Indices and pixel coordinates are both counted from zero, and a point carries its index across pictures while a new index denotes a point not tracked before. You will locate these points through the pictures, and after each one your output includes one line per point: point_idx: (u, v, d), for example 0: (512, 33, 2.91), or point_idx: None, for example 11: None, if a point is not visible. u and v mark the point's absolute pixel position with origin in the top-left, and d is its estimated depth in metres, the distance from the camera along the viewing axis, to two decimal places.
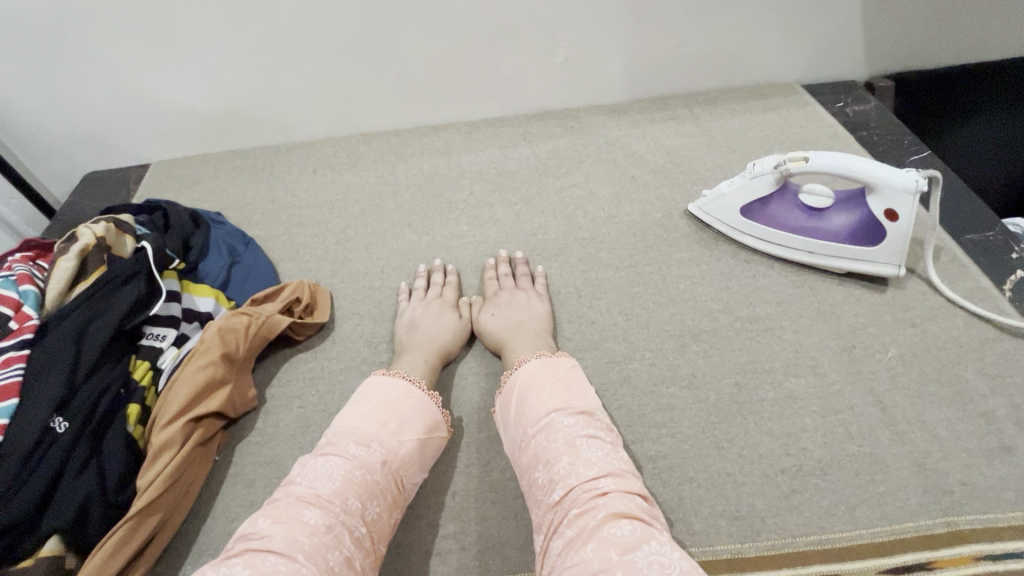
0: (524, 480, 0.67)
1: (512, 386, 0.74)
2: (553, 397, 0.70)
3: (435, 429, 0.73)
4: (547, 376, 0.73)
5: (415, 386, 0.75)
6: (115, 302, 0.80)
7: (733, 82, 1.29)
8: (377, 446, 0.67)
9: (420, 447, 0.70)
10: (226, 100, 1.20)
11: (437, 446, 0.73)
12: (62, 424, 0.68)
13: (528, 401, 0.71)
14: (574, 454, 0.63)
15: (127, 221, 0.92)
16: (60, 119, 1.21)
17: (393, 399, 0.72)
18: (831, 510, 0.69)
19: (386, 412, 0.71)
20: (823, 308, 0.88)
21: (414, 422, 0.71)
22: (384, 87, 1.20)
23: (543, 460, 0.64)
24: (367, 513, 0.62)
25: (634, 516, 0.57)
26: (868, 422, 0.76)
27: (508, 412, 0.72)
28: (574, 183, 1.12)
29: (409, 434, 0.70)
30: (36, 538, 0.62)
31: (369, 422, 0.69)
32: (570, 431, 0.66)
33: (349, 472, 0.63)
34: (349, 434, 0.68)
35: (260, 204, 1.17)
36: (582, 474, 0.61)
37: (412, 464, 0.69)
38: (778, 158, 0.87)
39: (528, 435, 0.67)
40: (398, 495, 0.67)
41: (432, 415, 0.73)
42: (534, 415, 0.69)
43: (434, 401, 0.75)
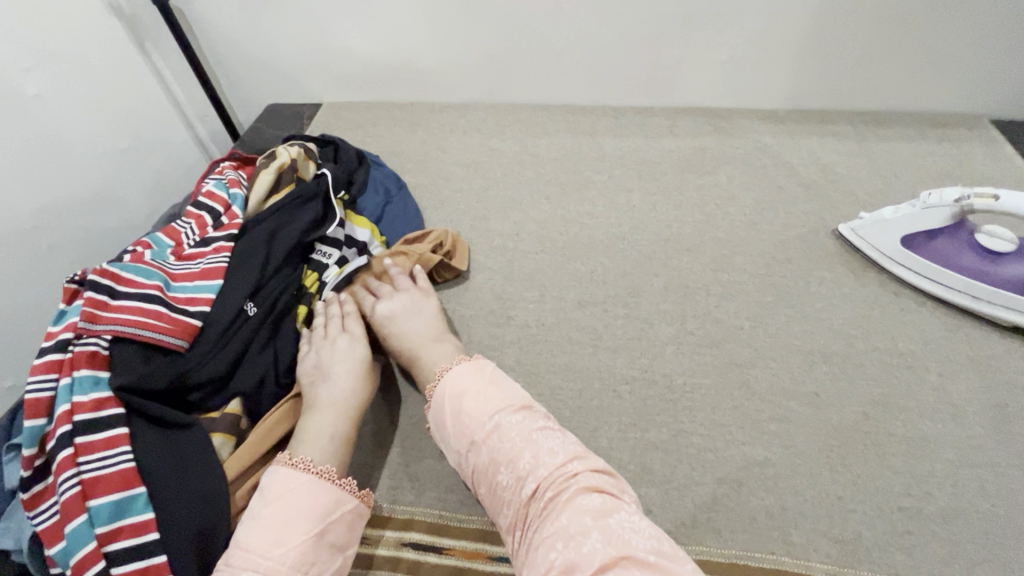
0: (485, 486, 0.65)
1: (446, 397, 0.71)
2: (491, 399, 0.68)
3: (333, 509, 0.67)
4: (477, 381, 0.70)
5: (297, 470, 0.68)
6: (299, 217, 0.92)
7: (910, 105, 1.20)
8: (253, 570, 0.61)
9: (315, 539, 0.64)
10: (399, 54, 1.31)
11: (347, 522, 0.68)
12: (252, 308, 0.81)
13: (472, 408, 0.68)
14: (533, 447, 0.64)
15: (313, 150, 1.05)
16: (259, 50, 1.37)
17: (278, 488, 0.66)
18: (949, 561, 0.66)
19: (269, 514, 0.64)
20: (977, 358, 0.82)
21: (300, 520, 0.64)
22: (543, 61, 1.25)
23: (502, 459, 0.64)
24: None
25: (604, 490, 0.60)
26: (1010, 484, 0.71)
27: (448, 422, 0.69)
28: (716, 183, 1.11)
29: (291, 539, 0.63)
30: (224, 397, 0.76)
31: (248, 544, 0.62)
32: (522, 427, 0.66)
33: None
34: (224, 568, 0.62)
35: (411, 154, 1.26)
36: (550, 466, 0.62)
37: (308, 564, 0.62)
38: (960, 191, 0.82)
39: (482, 441, 0.66)
40: None
41: (326, 496, 0.67)
42: (480, 420, 0.67)
43: (325, 479, 0.68)
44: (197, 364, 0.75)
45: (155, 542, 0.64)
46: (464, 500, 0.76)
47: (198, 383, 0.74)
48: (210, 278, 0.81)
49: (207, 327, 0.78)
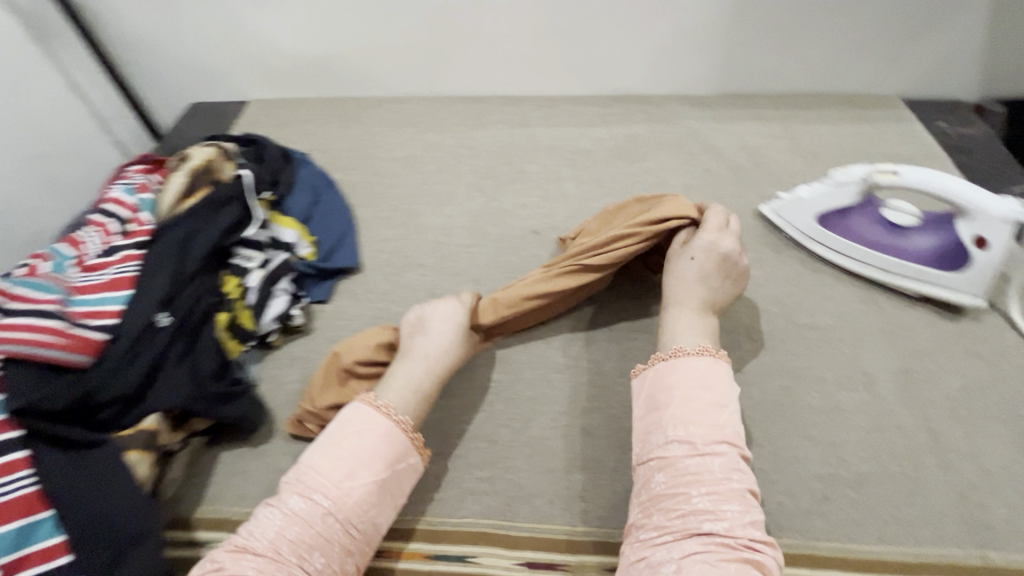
0: (662, 476, 0.62)
1: (683, 385, 0.67)
2: (725, 427, 0.64)
3: (399, 461, 0.69)
4: (721, 395, 0.66)
5: (381, 414, 0.70)
6: (215, 221, 0.88)
7: (829, 87, 1.24)
8: (324, 495, 0.64)
9: (379, 487, 0.67)
10: (327, 48, 1.27)
11: (406, 477, 0.70)
12: (165, 319, 0.77)
13: (703, 416, 0.64)
14: (744, 501, 0.60)
15: (231, 150, 1.01)
16: (176, 45, 1.30)
17: (362, 427, 0.69)
18: (861, 523, 0.69)
19: (348, 446, 0.67)
20: (888, 328, 0.86)
21: (370, 463, 0.67)
22: (474, 52, 1.24)
23: (706, 482, 0.60)
24: (310, 563, 0.61)
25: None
26: (915, 445, 0.75)
27: (674, 404, 0.66)
28: (647, 170, 1.12)
29: (363, 476, 0.66)
30: (138, 414, 0.72)
31: (323, 466, 0.66)
32: (743, 479, 0.61)
33: (285, 528, 0.62)
34: (296, 484, 0.65)
35: (344, 150, 1.23)
36: (748, 528, 0.58)
37: (371, 505, 0.66)
38: (866, 168, 0.86)
39: (698, 452, 0.62)
40: (355, 542, 0.65)
41: (396, 446, 0.69)
42: (710, 436, 0.63)
43: (401, 429, 0.70)
44: (105, 380, 0.71)
45: (65, 565, 0.62)
46: None
47: (106, 399, 0.70)
48: (118, 288, 0.77)
49: (115, 342, 0.74)
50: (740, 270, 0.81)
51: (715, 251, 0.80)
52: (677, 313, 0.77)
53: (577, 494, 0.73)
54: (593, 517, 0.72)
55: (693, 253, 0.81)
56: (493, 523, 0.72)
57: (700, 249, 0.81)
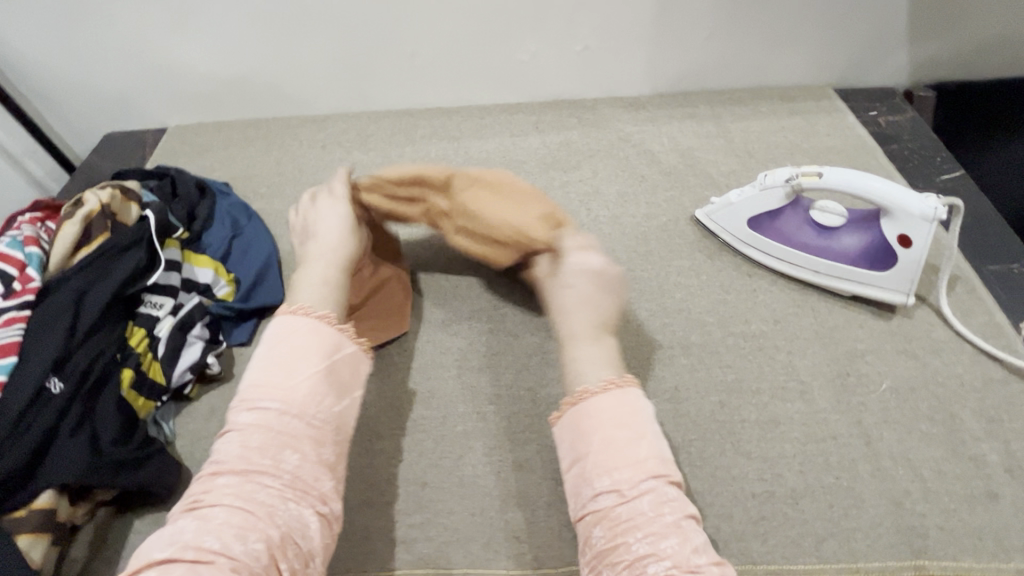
0: (600, 530, 0.61)
1: (599, 429, 0.65)
2: (647, 458, 0.63)
3: (337, 350, 0.69)
4: (637, 428, 0.65)
5: (298, 316, 0.70)
6: (114, 269, 0.81)
7: (761, 81, 1.23)
8: (270, 401, 0.63)
9: (324, 377, 0.66)
10: (242, 69, 1.21)
11: (352, 363, 0.70)
12: (57, 384, 0.71)
13: (623, 458, 0.63)
14: (681, 531, 0.59)
15: (134, 189, 0.94)
16: (78, 73, 1.22)
17: (291, 336, 0.68)
18: (798, 541, 0.68)
19: (279, 355, 0.66)
20: (822, 331, 0.85)
21: (307, 356, 0.66)
22: (397, 66, 1.20)
23: (641, 525, 0.59)
24: (284, 464, 0.60)
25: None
26: (850, 453, 0.74)
27: (593, 453, 0.64)
28: (580, 179, 1.10)
29: (306, 373, 0.65)
30: (26, 494, 0.64)
31: (266, 378, 0.64)
32: (674, 507, 0.60)
33: (247, 438, 0.61)
34: (241, 403, 0.64)
35: (267, 176, 1.17)
36: (691, 556, 0.57)
37: (325, 395, 0.65)
38: (790, 170, 0.84)
39: (627, 498, 0.60)
40: (322, 432, 0.64)
41: (327, 337, 0.69)
42: (633, 477, 0.61)
43: (326, 322, 0.70)
44: None
45: None
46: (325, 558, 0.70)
47: None
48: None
49: None
50: (613, 280, 0.78)
51: (593, 270, 0.78)
52: (575, 346, 0.74)
53: (512, 534, 0.71)
54: (529, 558, 0.69)
55: (567, 278, 0.79)
56: (427, 574, 0.69)
57: (574, 273, 0.78)
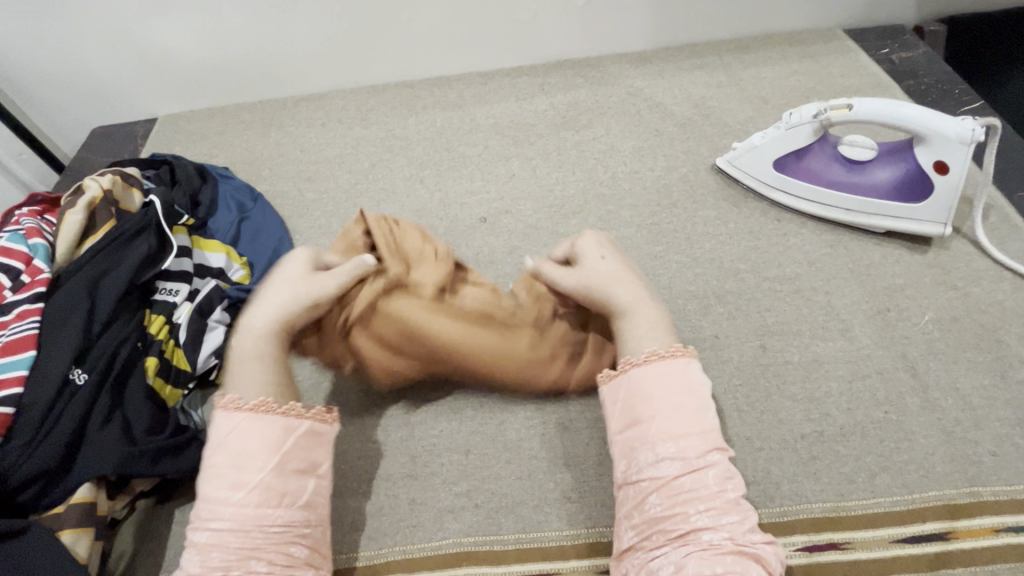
0: (656, 497, 0.56)
1: (665, 395, 0.59)
2: (712, 432, 0.58)
3: (285, 435, 0.60)
4: (701, 398, 0.60)
5: (229, 412, 0.60)
6: (126, 256, 0.78)
7: (769, 27, 1.20)
8: (222, 520, 0.55)
9: (276, 473, 0.58)
10: (231, 50, 1.16)
11: (304, 445, 0.61)
12: (81, 375, 0.69)
13: (691, 426, 0.58)
14: (739, 508, 0.55)
15: (133, 175, 0.90)
16: (61, 66, 1.16)
17: (230, 435, 0.59)
18: (851, 478, 0.66)
19: (222, 463, 0.58)
20: (857, 269, 0.83)
21: (254, 457, 0.58)
22: (394, 35, 1.15)
23: (705, 497, 0.55)
24: (253, 573, 0.54)
25: (774, 571, 0.53)
26: (898, 387, 0.72)
27: (657, 415, 0.59)
28: (594, 137, 1.06)
29: (257, 471, 0.57)
30: (65, 489, 0.63)
31: (213, 489, 0.57)
32: (734, 484, 0.56)
33: (207, 557, 0.54)
34: (195, 521, 0.57)
35: (267, 159, 1.13)
36: (749, 532, 0.54)
37: (281, 495, 0.57)
38: (818, 105, 0.82)
39: (693, 467, 0.56)
40: (292, 526, 0.58)
41: (268, 429, 0.60)
42: (701, 446, 0.57)
43: (263, 412, 0.60)
44: (17, 459, 0.62)
45: None
46: (370, 534, 0.68)
47: (23, 480, 0.62)
48: (15, 351, 0.66)
49: (22, 413, 0.64)
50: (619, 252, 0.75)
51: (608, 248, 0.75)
52: (631, 312, 0.67)
53: (562, 495, 0.69)
54: (579, 517, 0.67)
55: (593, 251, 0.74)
56: (478, 541, 0.66)
57: (596, 248, 0.74)
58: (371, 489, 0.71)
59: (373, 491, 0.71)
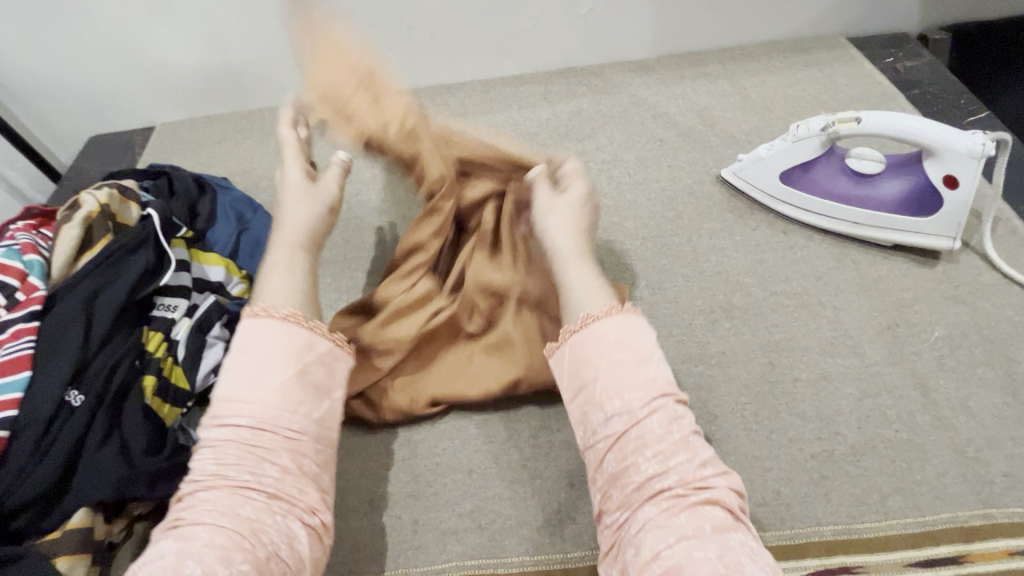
0: (611, 455, 0.55)
1: (601, 352, 0.59)
2: (650, 376, 0.57)
3: (309, 350, 0.62)
4: (642, 348, 0.59)
5: (263, 318, 0.61)
6: (123, 272, 0.77)
7: (773, 35, 1.19)
8: (241, 417, 0.56)
9: (297, 382, 0.59)
10: (230, 58, 1.15)
11: (326, 365, 0.63)
12: (77, 397, 0.67)
13: (630, 379, 0.57)
14: (690, 446, 0.54)
15: (131, 187, 0.88)
16: (56, 74, 1.15)
17: (257, 338, 0.60)
18: (863, 499, 0.65)
19: (245, 363, 0.59)
20: (865, 283, 0.82)
21: (277, 361, 0.59)
22: (395, 43, 1.14)
23: (652, 445, 0.54)
24: (265, 477, 0.55)
25: (734, 510, 0.52)
26: (909, 405, 0.71)
27: (599, 376, 0.58)
28: (597, 147, 1.05)
29: (281, 373, 0.59)
30: (61, 514, 0.62)
31: (233, 390, 0.58)
32: (682, 424, 0.55)
33: (224, 451, 0.55)
34: (212, 419, 0.58)
35: (266, 169, 1.12)
36: (699, 471, 0.53)
37: (297, 403, 0.58)
38: (826, 118, 0.81)
39: (637, 419, 0.55)
40: (306, 440, 0.58)
41: (297, 338, 0.61)
42: (640, 395, 0.56)
43: (293, 322, 0.62)
44: (11, 484, 0.61)
45: None
46: (372, 556, 0.67)
47: (18, 506, 0.61)
48: (9, 372, 0.65)
49: (17, 435, 0.63)
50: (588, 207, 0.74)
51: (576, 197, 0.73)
52: (567, 268, 0.68)
53: (568, 515, 0.68)
54: (587, 539, 0.66)
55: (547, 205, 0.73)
56: (482, 564, 0.65)
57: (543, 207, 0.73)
58: (373, 510, 0.70)
59: (376, 511, 0.70)
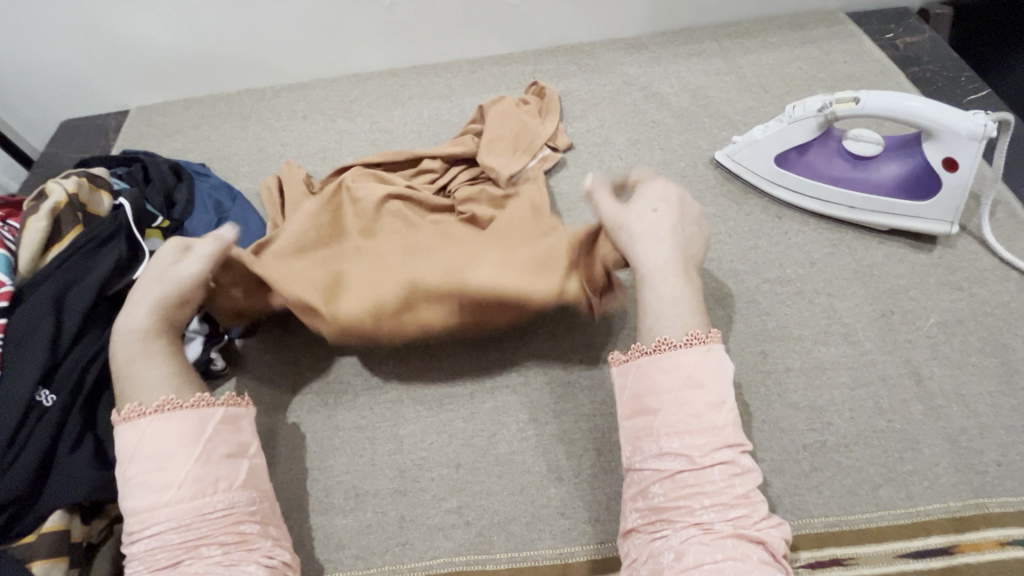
0: (661, 488, 0.54)
1: (675, 384, 0.57)
2: (724, 420, 0.55)
3: (203, 425, 0.59)
4: (717, 387, 0.57)
5: (154, 418, 0.58)
6: (95, 264, 0.74)
7: (770, 11, 1.14)
8: (158, 522, 0.54)
9: (202, 464, 0.57)
10: (205, 38, 1.10)
11: (226, 429, 0.60)
12: (49, 396, 0.65)
13: (701, 420, 0.55)
14: (750, 501, 0.53)
15: (101, 175, 0.85)
16: (21, 56, 1.09)
17: (144, 443, 0.57)
18: (854, 490, 0.64)
19: (141, 473, 0.56)
20: (860, 270, 0.80)
21: (173, 456, 0.56)
22: (377, 20, 1.09)
23: (709, 493, 0.53)
24: (205, 557, 0.54)
25: (779, 559, 0.52)
26: (902, 395, 0.70)
27: (668, 409, 0.56)
28: (587, 129, 1.02)
29: (181, 465, 0.56)
30: (35, 517, 0.60)
31: (139, 498, 0.55)
32: (745, 481, 0.54)
33: (153, 556, 0.53)
34: (128, 536, 0.55)
35: (246, 154, 1.08)
36: (754, 522, 0.52)
37: (213, 481, 0.57)
38: (822, 99, 0.78)
39: (699, 466, 0.53)
40: (231, 506, 0.57)
41: (184, 420, 0.58)
42: (708, 443, 0.54)
43: (171, 409, 0.58)
44: None
45: None
46: (358, 553, 0.66)
47: None
48: None
49: None
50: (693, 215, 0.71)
51: (673, 203, 0.70)
52: (657, 278, 0.65)
53: (557, 510, 0.67)
54: (576, 534, 0.65)
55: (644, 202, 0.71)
56: (470, 560, 0.64)
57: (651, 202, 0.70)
58: (359, 506, 0.69)
59: (361, 508, 0.69)
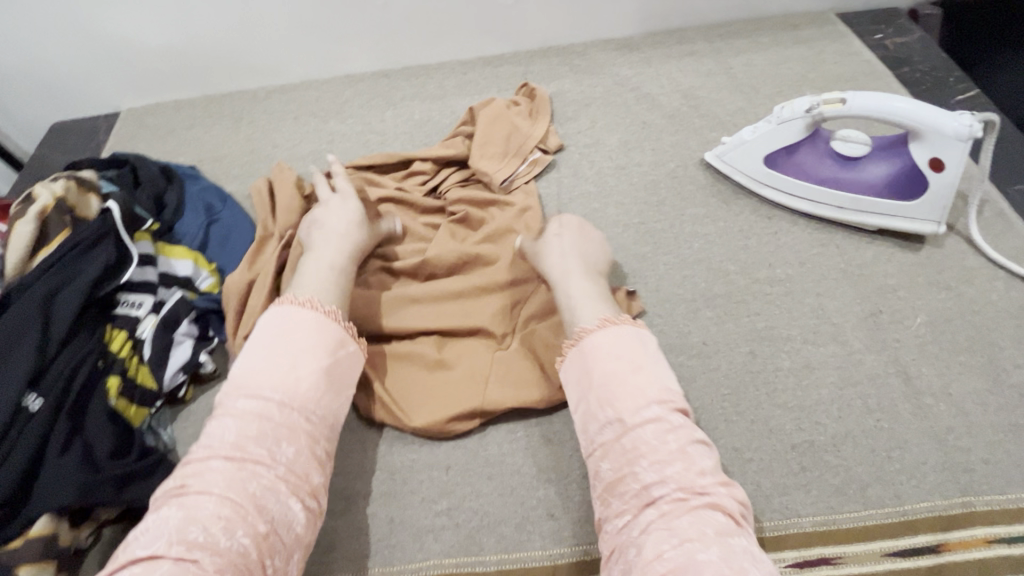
0: (607, 464, 0.55)
1: (596, 362, 0.59)
2: (645, 385, 0.57)
3: (339, 346, 0.63)
4: (636, 357, 0.59)
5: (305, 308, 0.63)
6: (83, 268, 0.73)
7: (761, 11, 1.15)
8: (270, 393, 0.56)
9: (326, 373, 0.60)
10: (195, 39, 1.09)
11: (350, 363, 0.64)
12: (36, 401, 0.65)
13: (621, 386, 0.57)
14: (688, 456, 0.53)
15: (90, 177, 0.84)
16: (11, 57, 1.09)
17: (291, 324, 0.61)
18: (842, 489, 0.64)
19: (278, 348, 0.59)
20: (849, 270, 0.80)
21: (307, 351, 0.60)
22: (368, 21, 1.08)
23: (646, 452, 0.53)
24: (280, 456, 0.54)
25: (736, 517, 0.50)
26: (890, 394, 0.70)
27: (594, 387, 0.58)
28: (578, 130, 1.02)
29: (309, 363, 0.59)
30: (21, 522, 0.60)
31: (257, 366, 0.58)
32: (681, 435, 0.54)
33: (245, 425, 0.54)
34: (234, 391, 0.57)
35: (237, 156, 1.08)
36: (697, 478, 0.52)
37: (325, 390, 0.60)
38: (810, 99, 0.79)
39: (629, 426, 0.55)
40: (319, 426, 0.58)
41: (331, 333, 0.63)
42: (632, 404, 0.56)
43: (331, 317, 0.63)
44: None
45: None
46: (347, 555, 0.66)
47: None
48: None
49: None
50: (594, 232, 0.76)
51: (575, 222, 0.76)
52: (568, 281, 0.69)
53: (546, 512, 0.67)
54: (566, 535, 0.65)
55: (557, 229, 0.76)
56: (459, 562, 0.64)
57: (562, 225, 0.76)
58: (348, 508, 0.69)
59: (351, 510, 0.68)
